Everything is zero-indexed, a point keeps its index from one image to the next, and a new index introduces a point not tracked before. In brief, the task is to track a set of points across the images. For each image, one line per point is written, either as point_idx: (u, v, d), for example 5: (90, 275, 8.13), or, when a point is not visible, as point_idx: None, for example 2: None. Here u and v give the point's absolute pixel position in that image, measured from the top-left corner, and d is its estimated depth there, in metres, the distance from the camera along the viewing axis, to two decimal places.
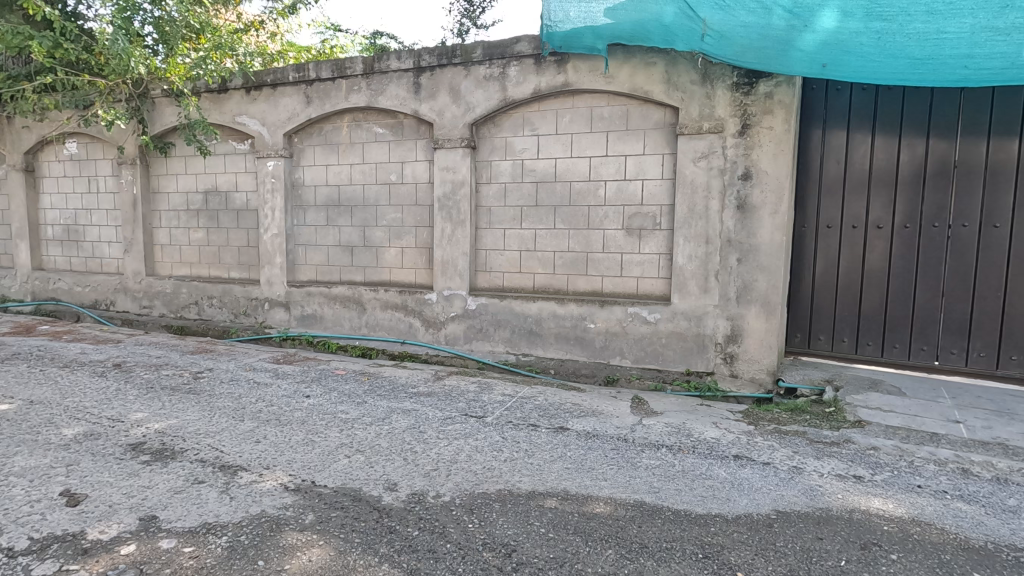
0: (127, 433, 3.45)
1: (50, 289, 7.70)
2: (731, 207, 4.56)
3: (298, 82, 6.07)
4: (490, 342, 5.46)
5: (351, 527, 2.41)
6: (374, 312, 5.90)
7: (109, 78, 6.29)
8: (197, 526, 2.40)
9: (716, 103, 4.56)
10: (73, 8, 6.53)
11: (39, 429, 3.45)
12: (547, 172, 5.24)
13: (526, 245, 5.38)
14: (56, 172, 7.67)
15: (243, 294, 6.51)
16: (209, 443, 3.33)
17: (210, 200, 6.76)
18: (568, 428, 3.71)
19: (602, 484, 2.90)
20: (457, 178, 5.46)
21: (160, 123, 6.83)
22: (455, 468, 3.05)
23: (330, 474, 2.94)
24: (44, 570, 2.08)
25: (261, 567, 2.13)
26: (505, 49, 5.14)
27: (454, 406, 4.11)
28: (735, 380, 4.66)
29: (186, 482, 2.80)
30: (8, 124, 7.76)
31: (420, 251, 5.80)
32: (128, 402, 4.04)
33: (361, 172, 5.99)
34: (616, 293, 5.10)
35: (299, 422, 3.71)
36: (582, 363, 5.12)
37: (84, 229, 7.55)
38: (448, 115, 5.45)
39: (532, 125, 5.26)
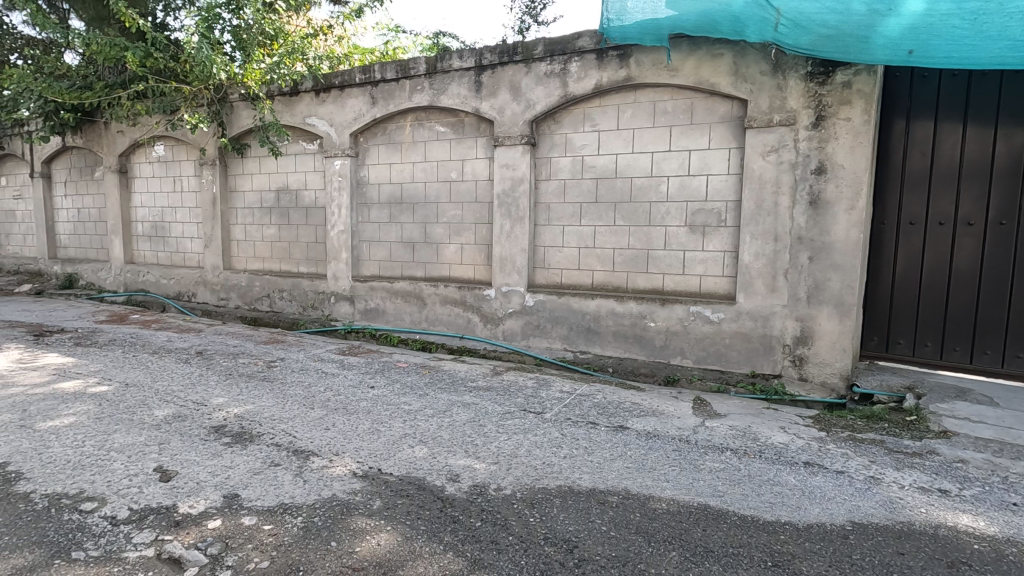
0: (210, 416, 3.70)
1: (140, 281, 8.33)
2: (803, 203, 4.36)
3: (364, 83, 6.28)
4: (548, 339, 5.47)
5: (416, 515, 2.49)
6: (433, 307, 6.05)
7: (193, 84, 6.73)
8: (275, 505, 2.55)
9: (787, 94, 4.37)
10: (162, 20, 7.02)
11: (134, 409, 3.76)
12: (608, 168, 5.19)
13: (585, 242, 5.34)
14: (145, 173, 8.28)
15: (311, 288, 6.81)
16: (283, 429, 3.52)
17: (282, 198, 7.10)
18: (628, 428, 3.67)
19: (664, 485, 2.86)
20: (516, 175, 5.49)
21: (237, 126, 7.23)
22: (515, 462, 3.09)
23: (396, 463, 3.05)
24: (143, 539, 2.27)
25: (334, 547, 2.24)
26: (567, 45, 5.12)
27: (513, 402, 4.15)
28: (805, 384, 4.46)
29: (264, 464, 2.98)
30: (104, 129, 8.43)
31: (479, 247, 5.88)
32: (210, 387, 4.32)
33: (423, 170, 6.13)
34: (678, 292, 4.98)
35: (365, 412, 3.86)
36: (641, 362, 5.04)
37: (169, 225, 8.13)
38: (508, 112, 5.48)
39: (593, 120, 5.21)
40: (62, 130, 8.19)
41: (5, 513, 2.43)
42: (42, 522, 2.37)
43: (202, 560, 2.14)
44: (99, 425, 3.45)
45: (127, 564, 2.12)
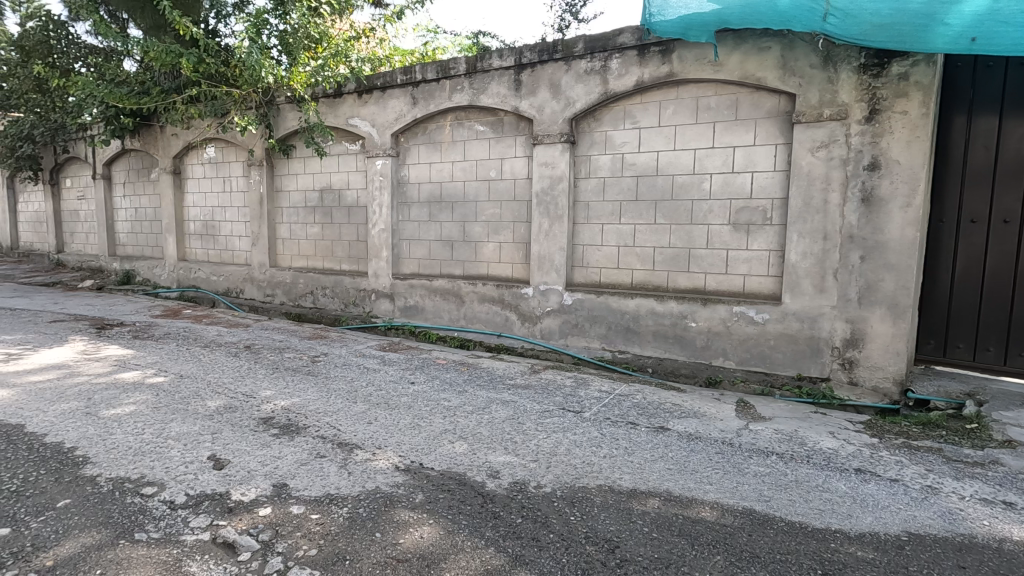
0: (259, 408, 3.83)
1: (192, 277, 8.69)
2: (855, 200, 4.20)
3: (405, 84, 6.38)
4: (586, 338, 5.45)
5: (458, 510, 2.52)
6: (471, 305, 6.10)
7: (242, 88, 6.98)
8: (322, 495, 2.62)
9: (839, 88, 4.21)
10: (213, 27, 7.31)
11: (189, 400, 3.93)
12: (648, 166, 5.12)
13: (624, 241, 5.29)
14: (197, 174, 8.63)
15: (352, 286, 6.97)
16: (328, 422, 3.61)
17: (325, 198, 7.28)
18: (669, 429, 3.62)
19: (707, 488, 2.81)
20: (556, 173, 5.48)
21: (283, 127, 7.44)
22: (554, 461, 3.08)
23: (437, 458, 3.09)
24: (199, 523, 2.37)
25: (378, 538, 2.29)
26: (608, 42, 5.08)
27: (552, 400, 4.15)
28: (855, 388, 4.30)
29: (311, 455, 3.07)
30: (160, 132, 8.83)
31: (517, 245, 5.90)
32: (258, 380, 4.48)
33: (462, 169, 6.19)
34: (720, 291, 4.88)
35: (406, 407, 3.93)
36: (681, 363, 4.96)
37: (219, 224, 8.45)
38: (548, 110, 5.47)
39: (634, 117, 5.15)
40: (121, 134, 8.63)
41: (74, 494, 2.58)
42: (108, 504, 2.50)
43: (254, 545, 2.22)
44: (157, 414, 3.63)
45: (186, 546, 2.21)
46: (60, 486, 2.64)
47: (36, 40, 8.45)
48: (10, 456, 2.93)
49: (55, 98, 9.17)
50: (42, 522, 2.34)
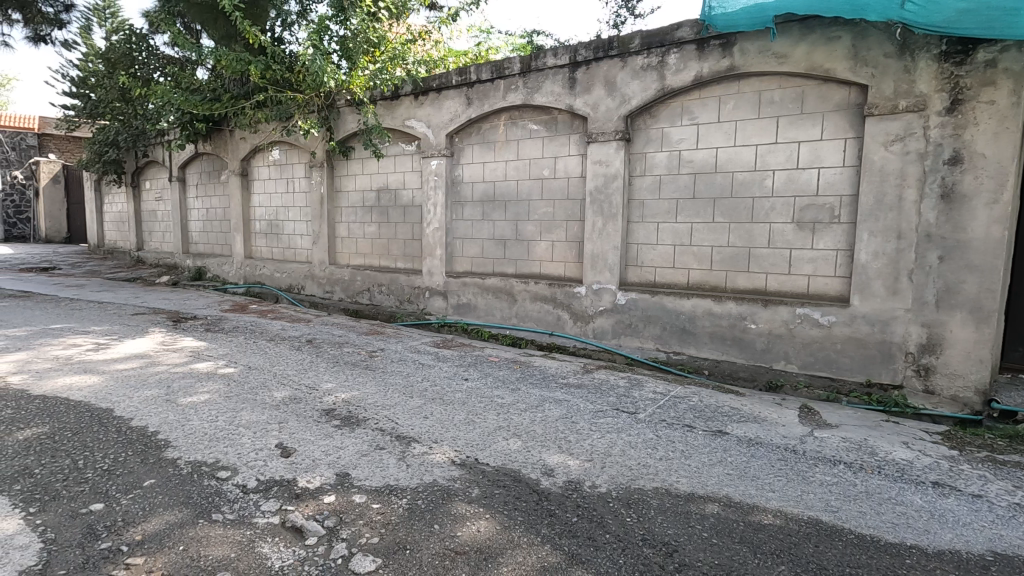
0: (321, 400, 4.00)
1: (257, 274, 9.12)
2: (933, 197, 3.95)
3: (460, 85, 6.46)
4: (640, 338, 5.37)
5: (513, 506, 2.55)
6: (524, 303, 6.13)
7: (305, 92, 7.28)
8: (382, 486, 2.71)
9: (916, 77, 3.97)
10: (279, 35, 7.63)
11: (257, 390, 4.14)
12: (707, 163, 4.99)
13: (681, 240, 5.17)
14: (263, 175, 9.06)
15: (407, 283, 7.15)
16: (386, 415, 3.72)
17: (382, 198, 7.49)
18: (728, 433, 3.53)
19: (769, 495, 2.71)
20: (610, 171, 5.42)
21: (343, 129, 7.70)
22: (609, 461, 3.06)
23: (492, 453, 3.14)
24: (270, 507, 2.50)
25: (437, 530, 2.34)
26: (665, 37, 4.98)
27: (606, 400, 4.12)
28: (931, 396, 4.04)
29: (371, 447, 3.18)
30: (230, 136, 9.32)
31: (570, 244, 5.87)
32: (320, 373, 4.67)
33: (515, 168, 6.22)
34: (783, 292, 4.70)
35: (460, 403, 4.00)
36: (740, 366, 4.81)
37: (282, 224, 8.84)
38: (602, 108, 5.42)
39: (692, 113, 5.03)
40: (195, 138, 9.17)
41: (158, 474, 2.77)
42: (187, 485, 2.68)
43: (320, 531, 2.32)
44: (229, 403, 3.85)
45: (258, 528, 2.34)
46: (145, 467, 2.85)
47: (121, 52, 9.10)
48: (102, 437, 3.18)
49: (137, 106, 9.84)
50: (130, 499, 2.53)
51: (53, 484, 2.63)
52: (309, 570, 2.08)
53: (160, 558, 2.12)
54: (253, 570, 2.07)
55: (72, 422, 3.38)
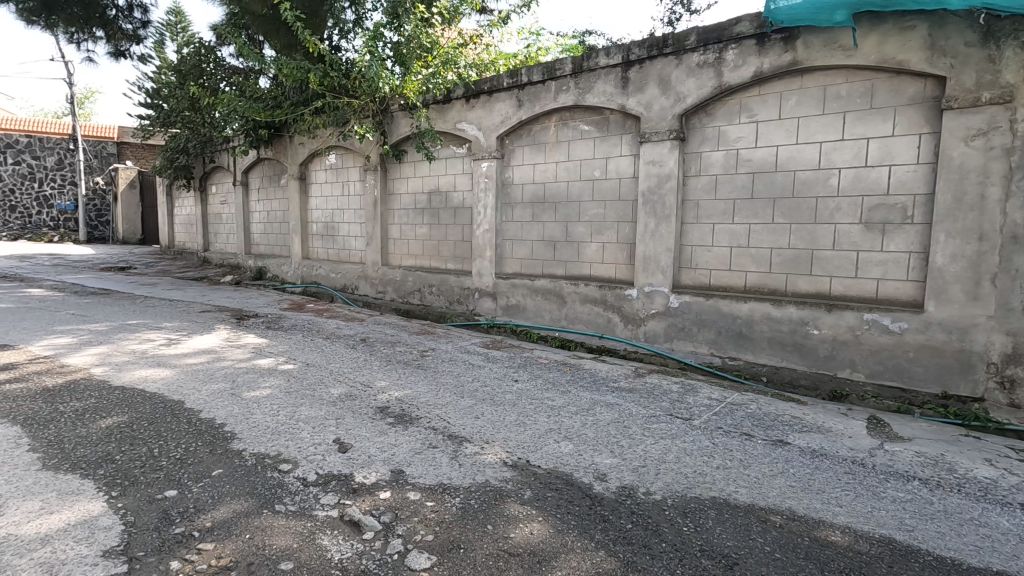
0: (376, 397, 4.10)
1: (313, 274, 9.44)
2: (1021, 195, 3.66)
3: (512, 87, 6.49)
4: (693, 342, 5.23)
5: (566, 509, 2.53)
6: (574, 305, 6.09)
7: (361, 98, 7.50)
8: (436, 484, 2.74)
9: (1002, 67, 3.71)
10: (336, 43, 7.89)
11: (315, 386, 4.29)
12: (766, 162, 4.81)
13: (737, 242, 5.01)
14: (320, 178, 9.38)
15: (457, 284, 7.24)
16: (438, 414, 3.77)
17: (433, 200, 7.61)
18: (789, 443, 3.38)
19: (836, 511, 2.58)
20: (664, 171, 5.30)
21: (396, 133, 7.87)
22: (663, 468, 2.99)
23: (544, 455, 3.13)
24: (329, 500, 2.58)
25: (490, 530, 2.35)
26: (723, 32, 4.85)
27: (659, 405, 4.03)
28: (1016, 411, 3.75)
29: (424, 445, 3.23)
30: (289, 141, 9.70)
31: (622, 246, 5.79)
32: (374, 371, 4.79)
33: (566, 169, 6.19)
34: (849, 297, 4.47)
35: (511, 404, 4.01)
36: (801, 373, 4.61)
37: (338, 226, 9.12)
38: (656, 107, 5.31)
39: (750, 110, 4.87)
40: (258, 144, 9.60)
41: (225, 465, 2.91)
42: (252, 476, 2.80)
43: (377, 526, 2.37)
44: (289, 398, 4.00)
45: (318, 521, 2.42)
46: (214, 457, 3.00)
47: (192, 64, 9.64)
48: (174, 428, 3.37)
49: (205, 114, 10.39)
50: (201, 487, 2.67)
51: (132, 470, 2.80)
52: (368, 564, 2.13)
53: (228, 545, 2.22)
54: (314, 561, 2.13)
55: (148, 412, 3.60)
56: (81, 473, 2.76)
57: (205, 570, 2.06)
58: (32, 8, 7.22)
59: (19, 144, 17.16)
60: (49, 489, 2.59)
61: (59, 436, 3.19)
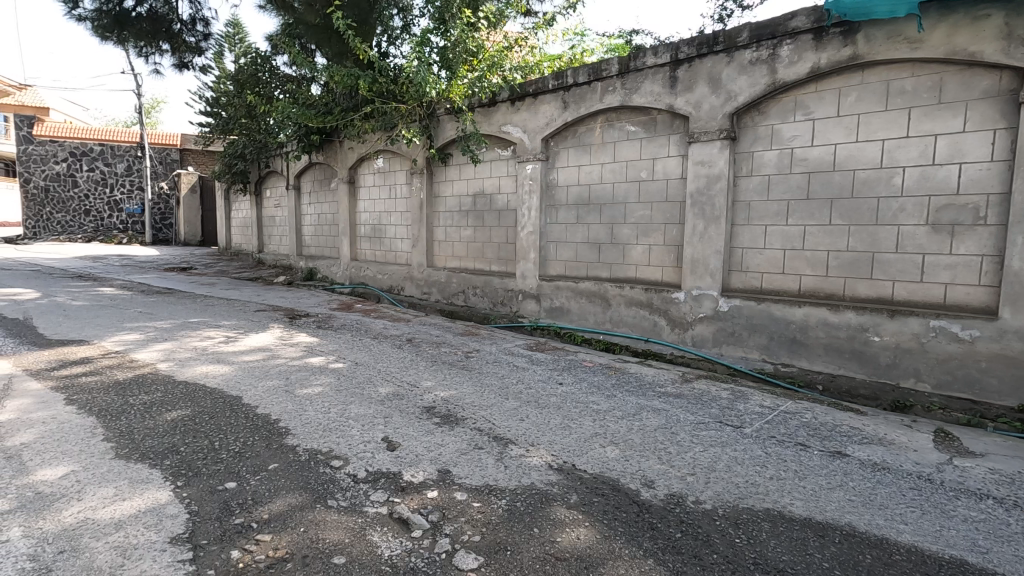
0: (422, 397, 4.16)
1: (361, 275, 9.69)
2: None
3: (557, 89, 6.47)
4: (744, 348, 5.08)
5: (613, 515, 2.50)
6: (619, 308, 6.03)
7: (408, 103, 7.66)
8: (482, 485, 2.77)
9: None
10: (384, 49, 8.07)
11: (364, 385, 4.40)
12: (823, 161, 4.62)
13: (791, 244, 4.83)
14: (368, 182, 9.62)
15: (501, 286, 7.28)
16: (483, 415, 3.80)
17: (478, 202, 7.67)
18: (848, 455, 3.24)
19: (901, 528, 2.45)
20: (713, 171, 5.17)
21: (442, 137, 7.99)
22: (713, 476, 2.92)
23: (590, 460, 3.10)
24: (379, 497, 2.64)
25: (537, 533, 2.35)
26: (777, 28, 4.70)
27: (708, 412, 3.93)
28: None
29: (470, 446, 3.26)
30: (339, 146, 9.99)
31: (669, 248, 5.68)
32: (420, 371, 4.87)
33: (612, 171, 6.12)
34: (913, 302, 4.24)
35: (556, 407, 4.00)
36: (860, 382, 4.41)
37: (385, 228, 9.32)
38: (706, 106, 5.19)
39: (806, 108, 4.69)
40: (309, 149, 9.93)
41: (281, 459, 3.02)
42: (306, 471, 2.89)
43: (425, 524, 2.41)
44: (340, 396, 4.11)
45: (368, 517, 2.47)
46: (270, 451, 3.12)
47: (249, 73, 10.08)
48: (233, 422, 3.53)
49: (261, 121, 10.83)
50: (258, 480, 2.78)
51: (195, 462, 2.95)
52: (416, 561, 2.16)
53: (285, 537, 2.30)
54: (366, 556, 2.19)
55: (208, 407, 3.78)
56: (149, 463, 2.92)
57: (264, 561, 2.14)
58: (105, 24, 7.72)
59: (94, 152, 18.45)
60: (122, 476, 2.75)
61: (129, 427, 3.39)
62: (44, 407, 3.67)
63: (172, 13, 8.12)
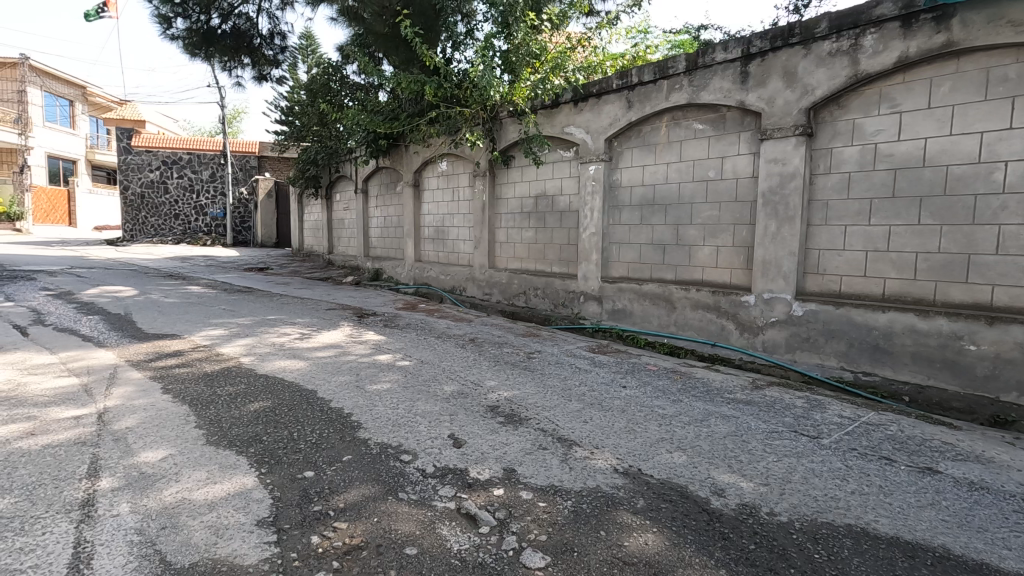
0: (486, 396, 4.23)
1: (425, 276, 9.94)
2: None
3: (621, 88, 6.39)
4: (819, 354, 4.83)
5: (682, 523, 2.44)
6: (684, 311, 5.88)
7: (472, 106, 7.79)
8: (547, 486, 2.78)
9: None
10: (449, 56, 8.24)
11: (430, 383, 4.52)
12: (911, 156, 4.33)
13: (875, 245, 4.55)
14: (432, 185, 9.86)
15: (562, 287, 7.27)
16: (547, 416, 3.82)
17: (539, 203, 7.68)
18: (940, 472, 3.02)
19: (1004, 553, 2.26)
20: (788, 169, 4.95)
21: (504, 139, 8.07)
22: (788, 488, 2.79)
23: (656, 465, 3.05)
24: (447, 492, 2.71)
25: (603, 536, 2.34)
26: (860, 16, 4.44)
27: (781, 421, 3.76)
28: None
29: (534, 446, 3.28)
30: (405, 150, 10.30)
31: (738, 250, 5.48)
32: (483, 371, 4.94)
33: (678, 170, 5.98)
34: (1016, 308, 3.89)
35: (619, 410, 3.95)
36: (952, 394, 4.10)
37: (447, 230, 9.51)
38: (780, 102, 4.98)
39: (892, 100, 4.41)
40: (377, 154, 10.31)
41: (354, 451, 3.16)
42: (377, 464, 3.01)
43: (492, 521, 2.45)
44: (407, 392, 4.25)
45: (437, 511, 2.55)
46: (344, 443, 3.27)
47: (322, 83, 10.58)
48: (310, 414, 3.72)
49: (332, 128, 11.35)
50: (334, 470, 2.92)
51: (277, 450, 3.13)
52: (484, 557, 2.20)
53: (359, 525, 2.41)
54: (436, 549, 2.25)
55: (287, 399, 4.01)
56: (236, 450, 3.13)
57: (341, 547, 2.25)
58: (195, 42, 8.34)
59: (183, 161, 19.95)
60: (212, 462, 2.97)
61: (218, 415, 3.65)
62: (144, 395, 4.01)
63: (253, 29, 8.66)
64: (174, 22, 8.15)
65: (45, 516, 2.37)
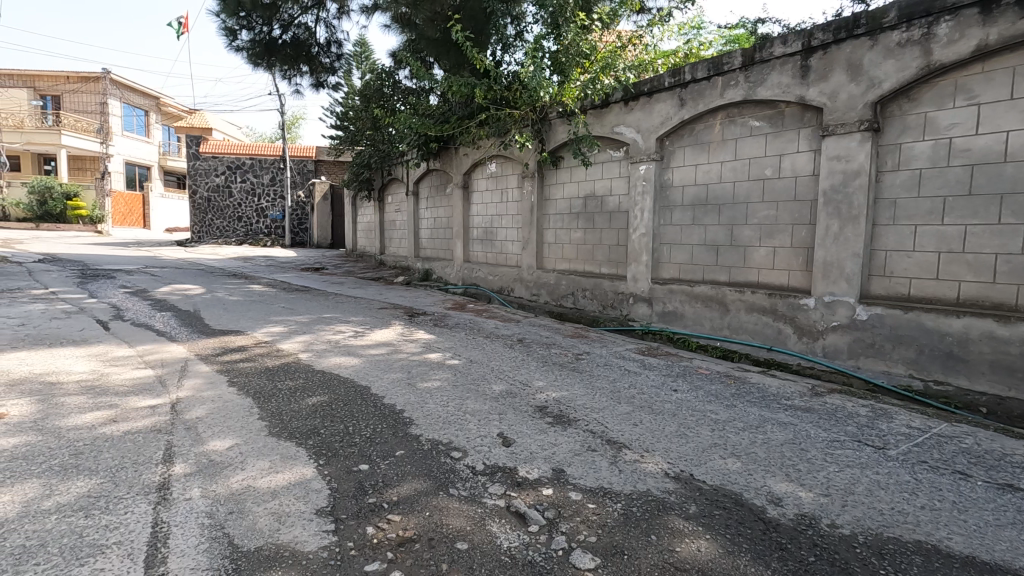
0: (534, 396, 4.24)
1: (473, 277, 10.06)
2: None
3: (674, 86, 6.27)
4: (885, 361, 4.59)
5: (737, 531, 2.38)
6: (738, 314, 5.71)
7: (521, 108, 7.84)
8: (596, 487, 2.77)
9: None
10: (499, 58, 8.31)
11: (479, 382, 4.59)
12: (991, 151, 4.05)
13: (948, 246, 4.28)
14: (481, 186, 9.96)
15: (611, 289, 7.20)
16: (595, 418, 3.79)
17: (588, 204, 7.63)
18: (1022, 489, 2.81)
19: None
20: (851, 166, 4.72)
21: (553, 140, 8.06)
22: (851, 500, 2.67)
23: (708, 471, 2.98)
24: (495, 490, 2.74)
25: (653, 540, 2.31)
26: (934, 4, 4.20)
27: (843, 429, 3.60)
28: None
29: (582, 447, 3.27)
30: (454, 153, 10.46)
31: (797, 251, 5.27)
32: (531, 371, 4.96)
33: (732, 169, 5.81)
34: None
35: (670, 414, 3.88)
36: None
37: (496, 231, 9.59)
38: (843, 96, 4.76)
39: (970, 91, 4.14)
40: (428, 157, 10.51)
41: (406, 447, 3.24)
42: (429, 460, 3.08)
43: (541, 520, 2.47)
44: (456, 391, 4.32)
45: (487, 508, 2.58)
46: (397, 439, 3.35)
47: (375, 88, 10.88)
48: (364, 410, 3.84)
49: (385, 132, 11.66)
50: (387, 464, 3.01)
51: (334, 444, 3.25)
52: (533, 555, 2.22)
53: (412, 519, 2.47)
54: (485, 545, 2.28)
55: (342, 395, 4.15)
56: (296, 442, 3.27)
57: (394, 539, 2.31)
58: (257, 52, 8.76)
59: (246, 166, 20.96)
60: (274, 452, 3.11)
61: (279, 408, 3.82)
62: (212, 387, 4.26)
63: (311, 38, 9.01)
64: (239, 34, 8.60)
65: (127, 496, 2.56)
